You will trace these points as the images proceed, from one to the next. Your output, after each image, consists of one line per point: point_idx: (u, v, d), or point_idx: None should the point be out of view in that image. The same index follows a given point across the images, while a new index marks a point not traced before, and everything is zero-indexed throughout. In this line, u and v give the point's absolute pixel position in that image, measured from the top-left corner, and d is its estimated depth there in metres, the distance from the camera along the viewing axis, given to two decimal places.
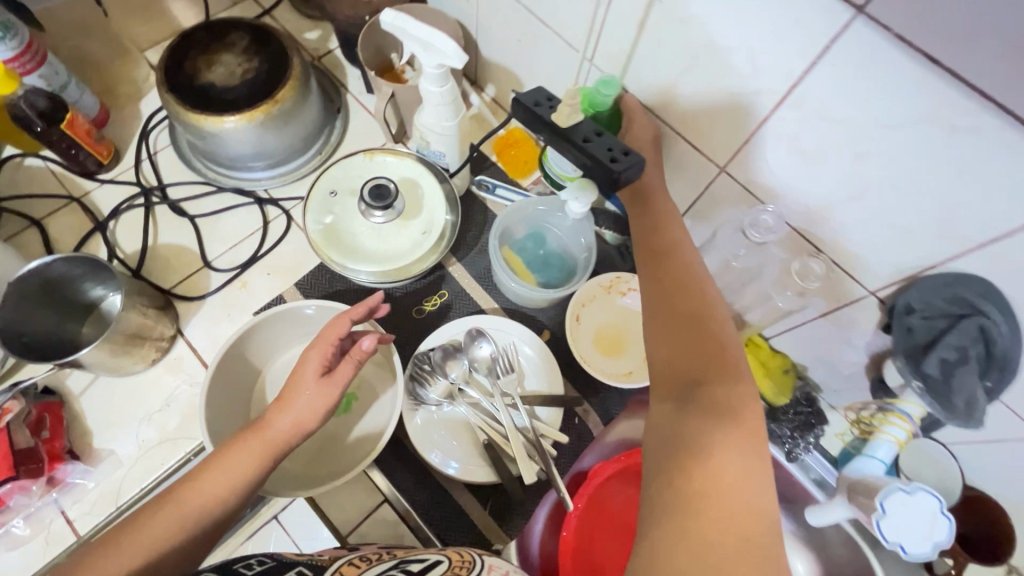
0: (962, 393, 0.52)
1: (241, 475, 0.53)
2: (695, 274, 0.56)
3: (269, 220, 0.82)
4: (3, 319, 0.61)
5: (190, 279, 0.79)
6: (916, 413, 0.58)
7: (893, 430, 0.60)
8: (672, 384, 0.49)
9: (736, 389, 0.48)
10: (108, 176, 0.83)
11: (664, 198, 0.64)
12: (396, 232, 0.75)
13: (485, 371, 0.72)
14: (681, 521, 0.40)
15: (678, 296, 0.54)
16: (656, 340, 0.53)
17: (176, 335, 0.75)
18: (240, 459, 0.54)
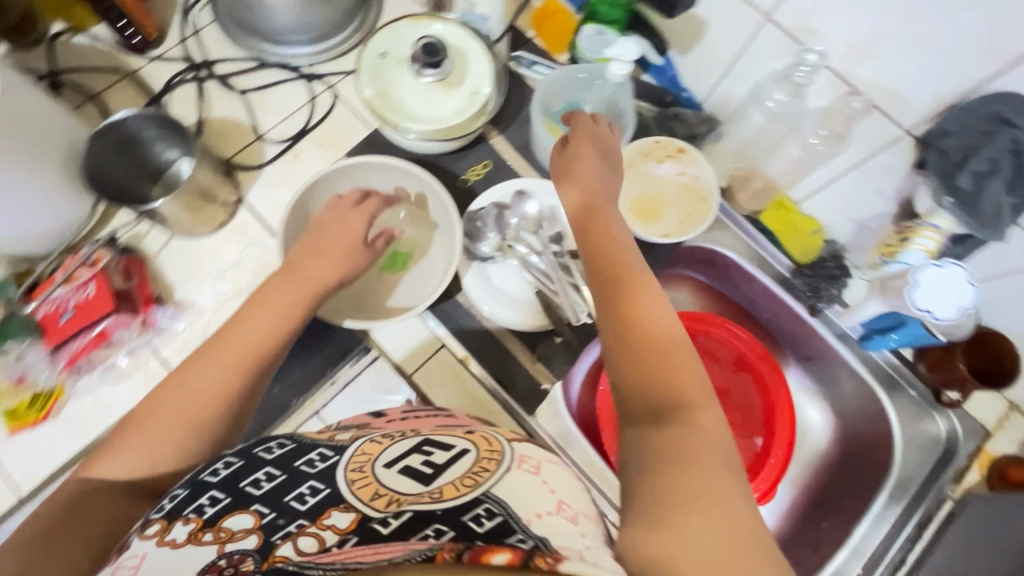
0: (991, 202, 0.56)
1: (276, 323, 0.62)
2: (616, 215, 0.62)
3: (315, 95, 0.85)
4: (89, 162, 0.68)
5: (246, 151, 0.82)
6: (945, 225, 0.62)
7: (922, 240, 0.64)
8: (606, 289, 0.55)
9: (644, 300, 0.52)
10: (155, 54, 0.84)
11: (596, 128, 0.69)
12: (443, 96, 0.76)
13: (532, 229, 0.77)
14: (663, 449, 0.42)
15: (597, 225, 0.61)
16: (589, 246, 0.60)
17: (239, 201, 0.79)
18: (281, 296, 0.64)
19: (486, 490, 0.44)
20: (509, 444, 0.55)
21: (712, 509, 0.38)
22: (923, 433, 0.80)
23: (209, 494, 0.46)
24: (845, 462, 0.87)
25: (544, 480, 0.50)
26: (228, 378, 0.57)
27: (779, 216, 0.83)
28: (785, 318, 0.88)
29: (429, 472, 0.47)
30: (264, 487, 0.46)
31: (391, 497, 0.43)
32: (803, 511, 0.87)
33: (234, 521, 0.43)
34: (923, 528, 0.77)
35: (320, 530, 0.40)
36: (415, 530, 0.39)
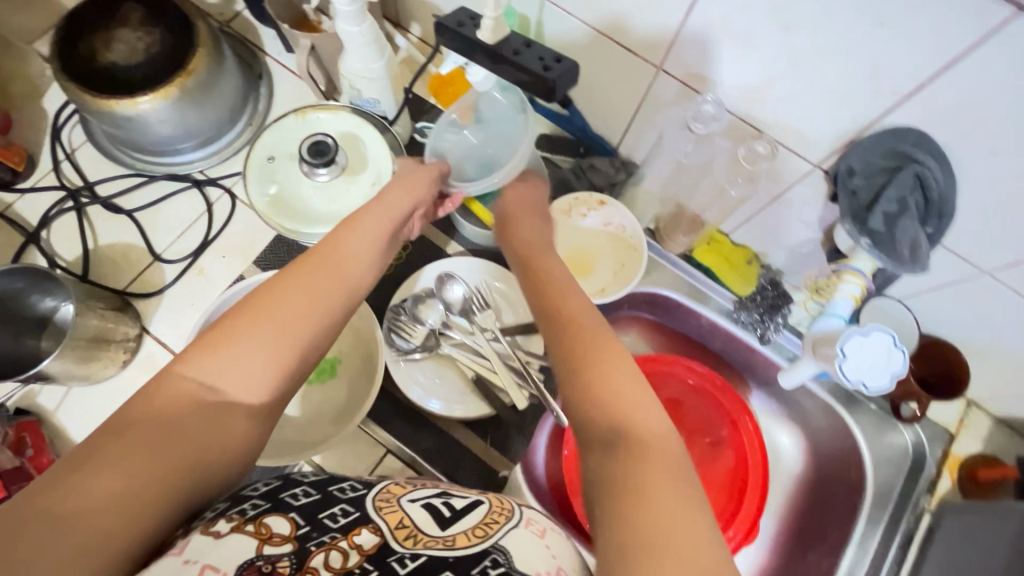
0: (906, 239, 0.56)
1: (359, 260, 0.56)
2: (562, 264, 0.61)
3: (212, 202, 0.79)
4: None
5: (143, 275, 0.76)
6: (867, 268, 0.60)
7: (849, 287, 0.62)
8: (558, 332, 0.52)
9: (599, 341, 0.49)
10: (29, 185, 0.78)
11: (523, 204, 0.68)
12: (345, 188, 0.72)
13: (462, 311, 0.73)
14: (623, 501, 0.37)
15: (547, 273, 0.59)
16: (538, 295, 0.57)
17: (142, 332, 0.73)
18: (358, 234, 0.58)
19: (495, 542, 0.41)
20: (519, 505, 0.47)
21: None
22: (890, 446, 0.78)
23: (249, 502, 0.42)
24: (820, 485, 0.85)
25: (548, 545, 0.43)
26: (298, 324, 0.48)
27: (711, 250, 0.82)
28: (739, 348, 0.87)
29: (446, 515, 0.43)
30: (302, 499, 0.43)
31: (411, 529, 0.41)
32: (788, 542, 0.85)
33: (273, 521, 0.40)
34: (908, 546, 0.75)
35: (347, 545, 0.40)
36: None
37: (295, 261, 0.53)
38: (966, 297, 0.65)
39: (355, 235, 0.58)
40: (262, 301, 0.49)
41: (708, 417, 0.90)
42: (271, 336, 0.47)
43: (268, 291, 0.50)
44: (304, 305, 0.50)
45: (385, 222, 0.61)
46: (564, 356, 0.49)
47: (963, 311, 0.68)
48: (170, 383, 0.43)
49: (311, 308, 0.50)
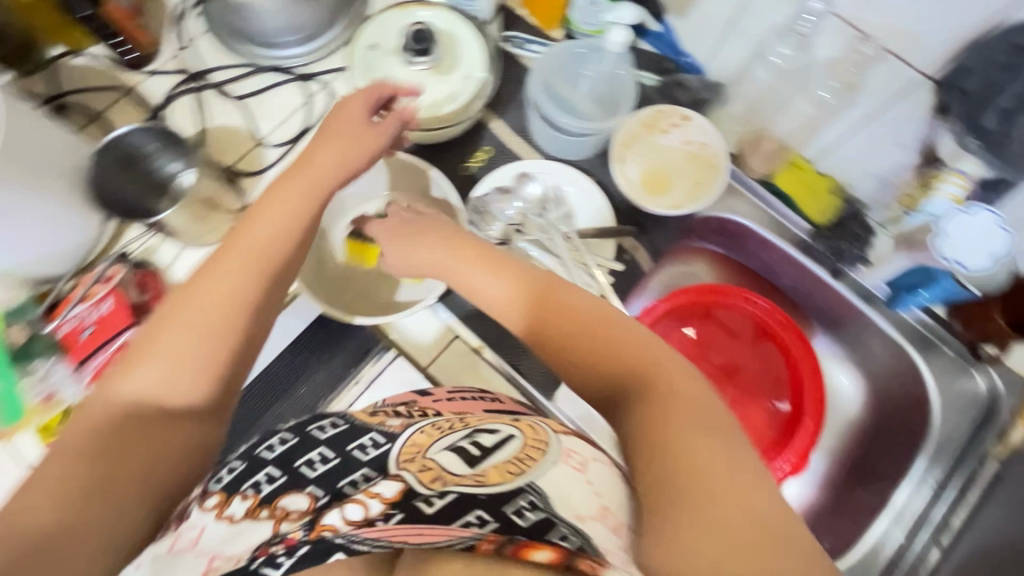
0: (1020, 137, 0.55)
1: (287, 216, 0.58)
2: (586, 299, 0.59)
3: (312, 95, 0.84)
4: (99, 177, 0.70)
5: (248, 156, 0.82)
6: (973, 169, 0.60)
7: (950, 186, 0.62)
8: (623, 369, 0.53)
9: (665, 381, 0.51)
10: (152, 68, 0.85)
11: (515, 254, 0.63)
12: (437, 84, 0.75)
13: (538, 210, 0.76)
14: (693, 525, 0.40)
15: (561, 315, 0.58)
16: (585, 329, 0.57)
17: (245, 207, 0.80)
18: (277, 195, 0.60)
19: (529, 480, 0.45)
20: (555, 437, 0.55)
21: (727, 518, 0.40)
22: (962, 391, 0.76)
23: (266, 472, 0.48)
24: (880, 428, 0.83)
25: (589, 480, 0.49)
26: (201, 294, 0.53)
27: (793, 176, 0.80)
28: (809, 285, 0.85)
29: (474, 455, 0.49)
30: (318, 469, 0.49)
31: (437, 474, 0.46)
32: (837, 480, 0.85)
33: (291, 499, 0.45)
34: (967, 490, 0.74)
35: (366, 499, 0.44)
36: (457, 516, 0.41)
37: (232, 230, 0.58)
38: None
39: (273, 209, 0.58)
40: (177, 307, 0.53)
41: (771, 356, 0.90)
42: (207, 346, 0.52)
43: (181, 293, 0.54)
44: (248, 270, 0.55)
45: (310, 187, 0.60)
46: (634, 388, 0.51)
47: None
48: (96, 406, 0.48)
49: (226, 315, 0.53)
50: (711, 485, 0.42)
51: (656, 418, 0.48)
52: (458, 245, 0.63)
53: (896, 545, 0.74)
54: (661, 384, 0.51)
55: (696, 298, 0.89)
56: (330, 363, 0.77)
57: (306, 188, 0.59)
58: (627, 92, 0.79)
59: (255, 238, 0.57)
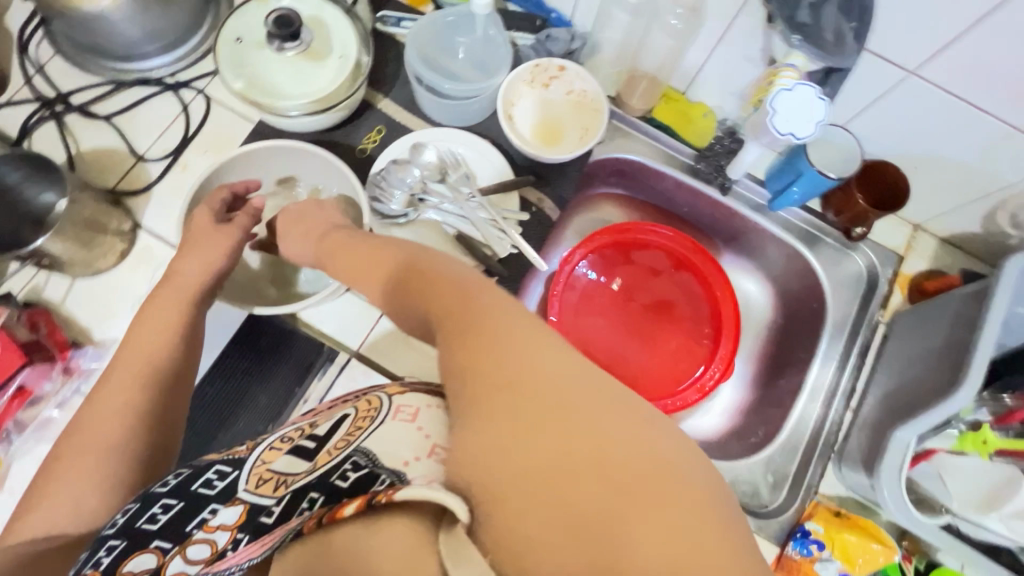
0: None
1: (169, 322, 0.65)
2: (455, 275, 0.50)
3: (187, 103, 0.81)
4: None
5: (130, 175, 0.79)
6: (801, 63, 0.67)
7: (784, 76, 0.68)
8: (459, 322, 0.46)
9: (505, 333, 0.44)
10: (5, 99, 0.80)
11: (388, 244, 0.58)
12: (312, 69, 0.75)
13: (437, 175, 0.78)
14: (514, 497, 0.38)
15: (428, 291, 0.49)
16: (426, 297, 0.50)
17: (136, 226, 0.76)
18: (167, 300, 0.66)
19: (356, 446, 0.44)
20: (389, 398, 0.50)
21: (544, 433, 0.39)
22: (844, 272, 0.85)
23: (107, 545, 0.42)
24: (790, 325, 0.92)
25: (419, 427, 0.45)
26: (123, 396, 0.59)
27: (667, 107, 0.86)
28: (705, 208, 0.91)
29: (311, 447, 0.45)
30: (161, 519, 0.42)
31: (277, 480, 0.42)
32: (762, 377, 0.92)
33: (135, 562, 0.40)
34: (864, 356, 0.83)
35: (210, 532, 0.41)
36: (293, 508, 0.40)
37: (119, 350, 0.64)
38: (900, 106, 0.70)
39: (152, 321, 0.65)
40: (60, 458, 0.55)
41: (688, 283, 0.96)
42: (80, 476, 0.54)
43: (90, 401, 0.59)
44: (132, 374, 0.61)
45: (181, 295, 0.67)
46: (456, 337, 0.45)
47: (901, 125, 0.73)
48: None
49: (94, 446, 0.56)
50: (530, 398, 0.40)
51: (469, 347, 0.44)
52: (343, 247, 0.61)
53: (815, 418, 0.82)
54: (469, 312, 0.46)
55: (612, 240, 0.94)
56: (267, 386, 0.77)
57: (171, 301, 0.66)
58: (501, 52, 0.81)
59: (132, 361, 0.62)
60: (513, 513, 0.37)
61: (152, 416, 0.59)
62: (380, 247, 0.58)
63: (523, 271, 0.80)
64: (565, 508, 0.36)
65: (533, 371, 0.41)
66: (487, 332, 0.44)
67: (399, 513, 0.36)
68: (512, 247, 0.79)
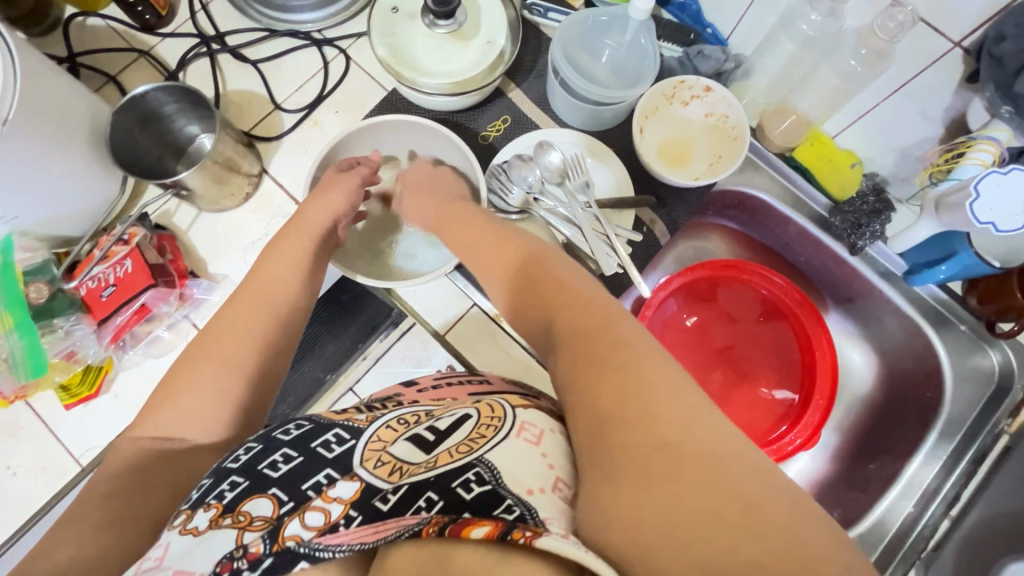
0: None
1: (297, 258, 0.69)
2: (575, 276, 0.59)
3: (329, 61, 0.83)
4: (119, 132, 0.69)
5: (265, 121, 0.82)
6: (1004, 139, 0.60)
7: (979, 155, 0.62)
8: (590, 338, 0.52)
9: (638, 363, 0.49)
10: (169, 29, 0.84)
11: (522, 243, 0.65)
12: (457, 50, 0.75)
13: (558, 179, 0.76)
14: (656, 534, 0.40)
15: (543, 290, 0.59)
16: (551, 302, 0.58)
17: (263, 171, 0.79)
18: (295, 243, 0.70)
19: (479, 455, 0.47)
20: (514, 411, 0.54)
21: (683, 468, 0.42)
22: (976, 368, 0.76)
23: (230, 480, 0.46)
24: (891, 407, 0.84)
25: (543, 453, 0.49)
26: (252, 319, 0.62)
27: (813, 150, 0.79)
28: (825, 260, 0.85)
29: (431, 440, 0.50)
30: (282, 468, 0.46)
31: (395, 466, 0.46)
32: (847, 454, 0.85)
33: (254, 504, 0.43)
34: (979, 466, 0.74)
35: (327, 502, 0.43)
36: (410, 503, 0.42)
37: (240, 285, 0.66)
38: None
39: (283, 258, 0.69)
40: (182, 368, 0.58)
41: (782, 332, 0.91)
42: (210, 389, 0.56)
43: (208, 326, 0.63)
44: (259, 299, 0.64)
45: (307, 239, 0.70)
46: (587, 357, 0.51)
47: None
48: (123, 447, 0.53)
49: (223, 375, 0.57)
50: (668, 437, 0.44)
51: (616, 390, 0.48)
52: (481, 240, 0.67)
53: (903, 515, 0.75)
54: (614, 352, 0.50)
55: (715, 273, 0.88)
56: (336, 338, 0.80)
57: (301, 238, 0.70)
58: (646, 65, 0.76)
59: (257, 283, 0.66)
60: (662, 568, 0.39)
61: (275, 348, 0.62)
62: (510, 233, 0.67)
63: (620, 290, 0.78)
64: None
65: (681, 428, 0.44)
66: (635, 371, 0.48)
67: (533, 556, 0.37)
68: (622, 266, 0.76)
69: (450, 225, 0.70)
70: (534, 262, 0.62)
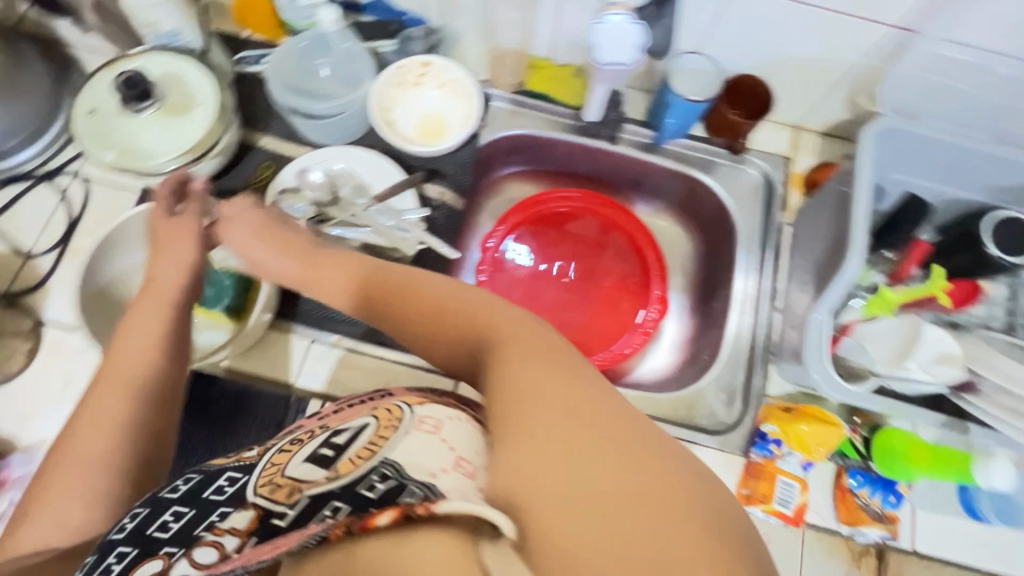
0: None
1: (150, 332, 0.59)
2: (437, 278, 0.53)
3: (65, 188, 0.80)
4: None
5: (21, 273, 0.77)
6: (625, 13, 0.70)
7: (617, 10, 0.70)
8: (466, 328, 0.49)
9: (519, 338, 0.46)
10: None
11: (352, 261, 0.58)
12: (175, 121, 0.75)
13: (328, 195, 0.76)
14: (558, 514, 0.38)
15: (405, 296, 0.52)
16: (408, 311, 0.52)
17: (38, 322, 0.74)
18: (147, 310, 0.60)
19: (383, 457, 0.40)
20: (407, 401, 0.47)
21: (572, 442, 0.40)
22: (743, 184, 0.89)
23: (116, 551, 0.43)
24: (710, 250, 0.94)
25: (446, 440, 0.42)
26: (125, 402, 0.55)
27: (537, 76, 0.89)
28: (601, 160, 0.93)
29: (331, 457, 0.42)
30: (173, 525, 0.42)
31: (292, 486, 0.41)
32: (698, 304, 0.94)
33: (144, 567, 0.41)
34: (779, 257, 0.86)
35: (219, 536, 0.40)
36: (315, 513, 0.38)
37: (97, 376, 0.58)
38: (734, 18, 0.74)
39: (130, 335, 0.58)
40: (70, 451, 0.52)
41: (614, 244, 0.97)
42: (68, 484, 0.51)
43: (64, 429, 0.54)
44: (123, 385, 0.55)
45: (163, 300, 0.61)
46: (467, 343, 0.48)
47: (744, 35, 0.77)
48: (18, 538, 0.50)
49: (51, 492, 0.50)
50: (558, 409, 0.41)
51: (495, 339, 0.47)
52: (305, 258, 0.60)
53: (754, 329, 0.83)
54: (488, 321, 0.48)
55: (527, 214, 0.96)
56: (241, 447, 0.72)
57: (154, 306, 0.60)
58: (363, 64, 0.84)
59: None
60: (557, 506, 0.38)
61: None
62: (319, 254, 0.60)
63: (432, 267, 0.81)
64: (596, 517, 0.37)
65: (567, 377, 0.44)
66: (516, 341, 0.46)
67: (431, 529, 0.36)
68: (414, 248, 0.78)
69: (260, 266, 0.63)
70: (376, 274, 0.55)
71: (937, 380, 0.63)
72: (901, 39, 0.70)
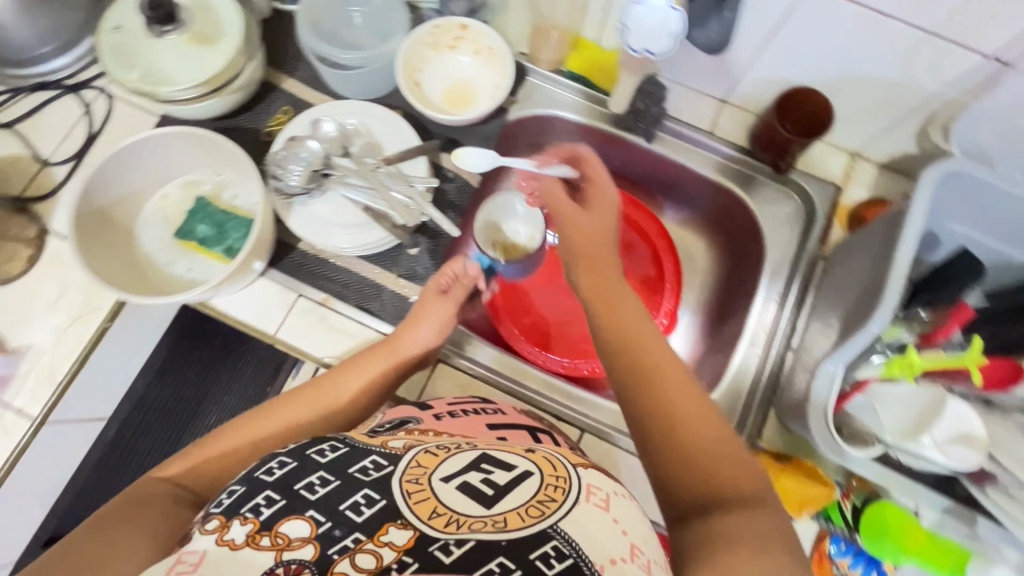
0: None
1: (374, 377, 0.66)
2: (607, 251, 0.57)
3: (89, 103, 0.80)
4: None
5: (36, 180, 0.77)
6: None
7: None
8: (633, 356, 0.51)
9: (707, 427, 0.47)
10: None
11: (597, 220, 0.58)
12: (197, 51, 0.73)
13: (341, 148, 0.74)
14: None
15: (595, 271, 0.55)
16: (600, 303, 0.54)
17: (44, 232, 0.74)
18: (378, 359, 0.67)
19: (552, 524, 0.40)
20: (577, 471, 0.48)
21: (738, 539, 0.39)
22: (782, 209, 0.81)
23: (265, 494, 0.43)
24: (735, 275, 0.87)
25: (616, 519, 0.43)
26: (309, 414, 0.60)
27: (579, 57, 0.83)
28: (631, 157, 0.87)
29: (489, 494, 0.43)
30: (320, 490, 0.43)
31: (450, 517, 0.41)
32: (707, 326, 0.88)
33: (291, 526, 0.41)
34: (805, 291, 0.79)
35: (379, 545, 0.39)
36: (478, 565, 0.37)
37: (304, 383, 0.63)
38: (806, 26, 0.66)
39: (358, 371, 0.65)
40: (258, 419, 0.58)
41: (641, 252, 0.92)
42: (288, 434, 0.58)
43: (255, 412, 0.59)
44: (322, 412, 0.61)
45: (389, 354, 0.68)
46: (623, 370, 0.51)
47: (818, 46, 0.68)
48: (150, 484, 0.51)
49: (307, 403, 0.61)
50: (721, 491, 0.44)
51: (671, 392, 0.48)
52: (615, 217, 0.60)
53: (764, 363, 0.76)
54: (664, 366, 0.50)
55: None
56: (243, 382, 0.74)
57: (384, 361, 0.67)
58: (398, 18, 0.81)
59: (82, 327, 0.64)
60: (710, 541, 0.40)
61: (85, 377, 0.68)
62: (577, 217, 0.59)
63: (425, 243, 0.78)
64: None
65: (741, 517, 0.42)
66: (664, 391, 0.48)
67: None
68: (414, 219, 0.74)
69: (395, 347, 0.68)
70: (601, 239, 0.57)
71: (952, 462, 0.56)
72: (989, 72, 0.61)
